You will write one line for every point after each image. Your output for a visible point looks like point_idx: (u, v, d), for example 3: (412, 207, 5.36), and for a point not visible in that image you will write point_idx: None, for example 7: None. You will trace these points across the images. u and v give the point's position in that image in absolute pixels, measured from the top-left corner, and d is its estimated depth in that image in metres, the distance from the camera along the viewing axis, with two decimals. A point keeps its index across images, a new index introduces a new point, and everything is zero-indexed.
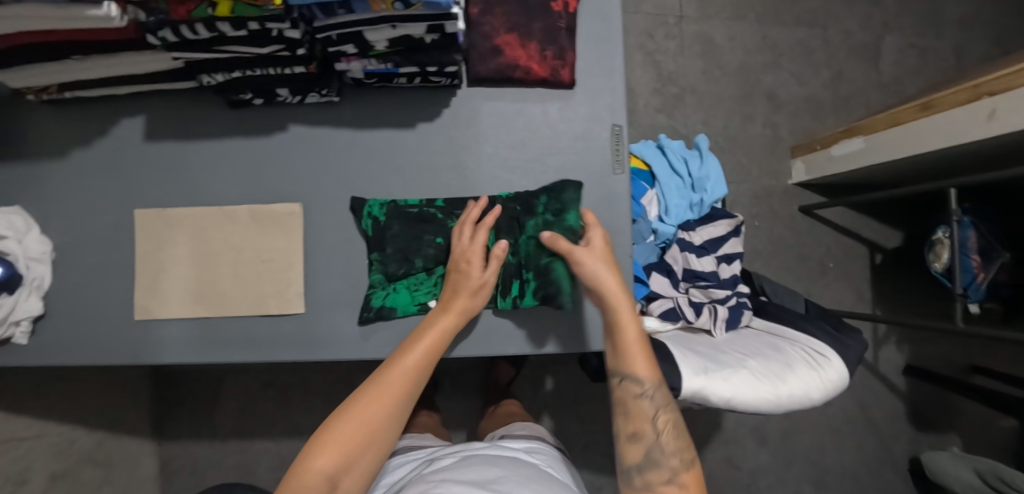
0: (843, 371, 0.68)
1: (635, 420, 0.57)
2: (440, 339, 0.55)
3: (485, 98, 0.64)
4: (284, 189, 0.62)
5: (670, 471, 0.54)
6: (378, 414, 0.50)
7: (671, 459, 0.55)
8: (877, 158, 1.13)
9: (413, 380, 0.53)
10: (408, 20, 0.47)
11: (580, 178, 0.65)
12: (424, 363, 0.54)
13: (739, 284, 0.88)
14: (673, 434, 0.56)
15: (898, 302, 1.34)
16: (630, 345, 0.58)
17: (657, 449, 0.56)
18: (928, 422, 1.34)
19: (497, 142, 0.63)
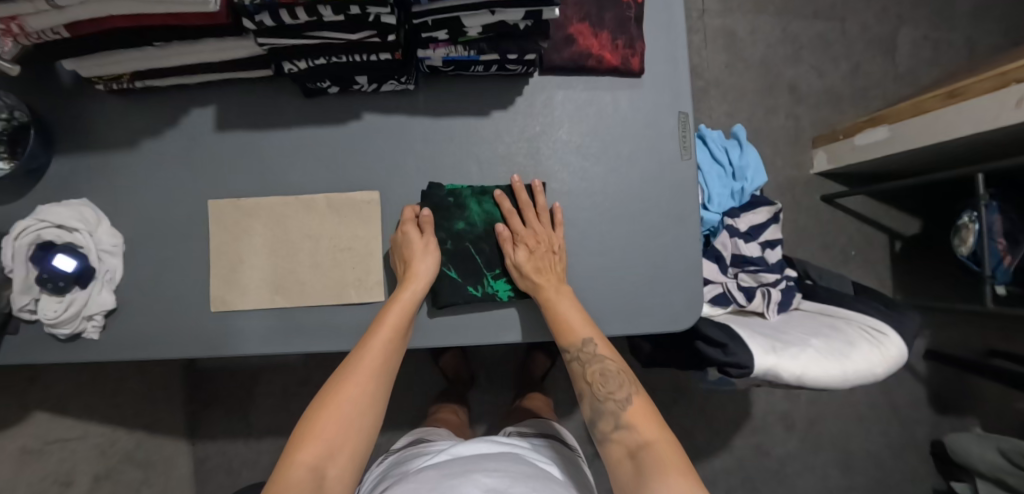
0: (902, 347, 0.70)
1: (576, 381, 0.61)
2: (401, 313, 0.57)
3: (558, 86, 0.65)
4: (360, 177, 0.62)
5: (614, 417, 0.57)
6: (355, 398, 0.53)
7: (609, 402, 0.58)
8: (902, 146, 1.15)
9: (382, 358, 0.55)
10: (509, 6, 0.48)
11: (650, 163, 0.66)
12: (392, 339, 0.56)
13: (785, 268, 0.90)
14: (604, 381, 0.58)
15: (918, 287, 1.38)
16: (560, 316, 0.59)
17: (598, 399, 0.59)
18: (947, 404, 1.39)
19: (570, 130, 0.65)
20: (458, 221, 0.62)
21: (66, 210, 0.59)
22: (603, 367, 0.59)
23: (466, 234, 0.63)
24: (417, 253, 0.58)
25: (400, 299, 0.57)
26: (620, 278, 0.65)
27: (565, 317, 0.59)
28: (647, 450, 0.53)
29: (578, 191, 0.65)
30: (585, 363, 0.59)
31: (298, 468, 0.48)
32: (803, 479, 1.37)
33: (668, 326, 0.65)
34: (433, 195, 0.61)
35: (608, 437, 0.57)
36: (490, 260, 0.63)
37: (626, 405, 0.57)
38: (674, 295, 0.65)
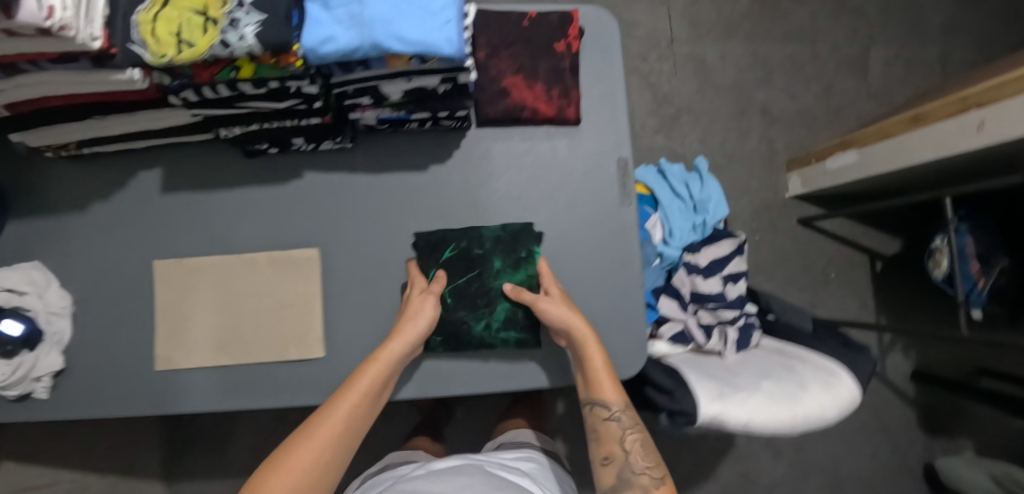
0: (854, 386, 0.69)
1: (608, 442, 0.62)
2: (381, 373, 0.56)
3: (495, 138, 0.66)
4: (302, 234, 0.64)
5: (642, 489, 0.58)
6: (322, 452, 0.54)
7: (643, 477, 0.59)
8: (871, 169, 1.16)
9: (354, 420, 0.56)
10: (424, 74, 0.49)
11: (590, 211, 0.66)
12: (364, 401, 0.56)
13: (746, 303, 0.89)
14: (643, 453, 0.61)
15: (900, 308, 1.36)
16: (600, 374, 0.60)
17: (630, 469, 0.60)
18: (939, 426, 1.35)
19: (508, 180, 0.66)
20: (499, 261, 0.63)
21: (15, 275, 0.61)
22: (640, 437, 0.62)
23: (485, 271, 0.63)
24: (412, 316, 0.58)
25: (379, 359, 0.57)
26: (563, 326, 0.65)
27: (600, 377, 0.60)
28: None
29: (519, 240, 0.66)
30: (624, 429, 0.62)
31: None
32: None
33: (613, 374, 0.65)
34: (506, 229, 0.64)
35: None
36: (461, 301, 0.63)
37: (656, 485, 0.58)
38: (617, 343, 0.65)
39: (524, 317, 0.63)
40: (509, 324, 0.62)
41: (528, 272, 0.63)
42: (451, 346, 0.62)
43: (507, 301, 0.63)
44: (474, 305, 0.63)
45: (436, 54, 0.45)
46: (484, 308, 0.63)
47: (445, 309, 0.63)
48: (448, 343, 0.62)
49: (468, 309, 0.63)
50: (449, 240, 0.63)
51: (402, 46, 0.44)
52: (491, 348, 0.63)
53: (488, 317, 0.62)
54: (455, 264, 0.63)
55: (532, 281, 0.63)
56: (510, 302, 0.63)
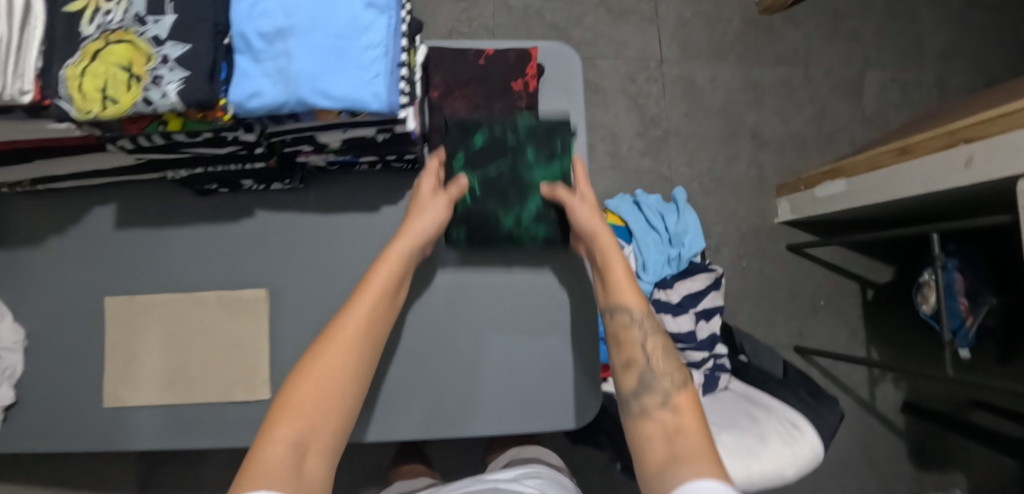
0: (819, 443, 0.66)
1: (629, 348, 0.57)
2: (390, 276, 0.56)
3: None
4: (252, 274, 0.63)
5: (664, 395, 0.54)
6: (342, 363, 0.51)
7: (666, 382, 0.55)
8: (859, 200, 1.13)
9: (372, 326, 0.54)
10: (358, 125, 0.48)
11: (547, 254, 0.68)
12: (380, 305, 0.55)
13: (718, 343, 0.86)
14: (663, 355, 0.57)
15: (890, 339, 1.33)
16: (619, 279, 0.59)
17: (651, 372, 0.56)
18: (929, 459, 1.33)
19: None
20: (532, 151, 0.63)
21: None
22: (655, 341, 0.58)
23: (518, 163, 0.63)
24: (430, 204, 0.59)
25: (390, 255, 0.56)
26: (515, 373, 0.66)
27: (619, 280, 0.59)
28: (685, 435, 0.50)
29: (475, 285, 0.66)
30: (643, 331, 0.58)
31: (275, 445, 0.45)
32: None
33: (563, 423, 0.66)
34: (541, 123, 0.63)
35: (650, 413, 0.53)
36: (491, 191, 0.63)
37: (677, 390, 0.54)
38: (567, 391, 0.66)
39: (553, 216, 0.64)
40: (540, 221, 0.64)
41: (563, 167, 0.63)
42: (477, 238, 0.64)
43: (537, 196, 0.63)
44: (506, 199, 0.63)
45: (363, 110, 0.44)
46: (517, 205, 0.63)
47: (473, 202, 0.63)
48: (473, 236, 0.64)
49: (498, 201, 0.63)
50: (482, 125, 0.61)
51: (329, 102, 0.43)
52: (519, 242, 0.64)
53: (520, 211, 0.63)
54: (486, 153, 0.62)
55: (566, 175, 0.63)
56: (542, 200, 0.64)
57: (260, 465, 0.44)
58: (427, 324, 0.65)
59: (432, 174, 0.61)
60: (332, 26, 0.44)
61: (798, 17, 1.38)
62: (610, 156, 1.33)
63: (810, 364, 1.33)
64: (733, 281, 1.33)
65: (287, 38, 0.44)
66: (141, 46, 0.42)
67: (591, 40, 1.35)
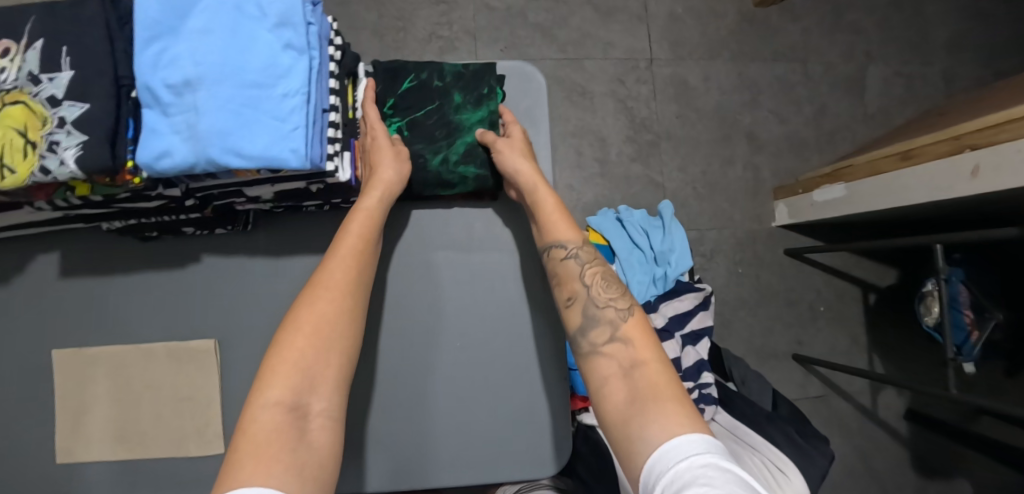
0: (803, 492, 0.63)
1: (568, 281, 0.54)
2: (369, 222, 0.52)
3: (409, 219, 0.64)
4: (201, 323, 0.60)
5: (611, 328, 0.50)
6: (331, 314, 0.49)
7: (610, 310, 0.51)
8: (859, 207, 1.06)
9: (355, 273, 0.51)
10: (284, 180, 0.44)
11: (512, 290, 0.64)
12: (365, 249, 0.52)
13: (704, 371, 0.81)
14: (604, 284, 0.53)
15: (893, 346, 1.28)
16: (550, 210, 0.54)
17: (594, 304, 0.52)
18: (933, 468, 1.28)
19: (424, 262, 0.64)
20: (460, 95, 0.56)
21: None
22: (602, 271, 0.54)
23: (443, 104, 0.56)
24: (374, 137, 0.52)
25: (362, 207, 0.51)
26: (483, 420, 0.62)
27: (551, 215, 0.54)
28: (644, 368, 0.46)
29: (438, 328, 0.63)
30: (585, 264, 0.54)
31: (274, 409, 0.44)
32: None
33: (537, 471, 0.62)
34: (468, 68, 0.57)
35: (599, 350, 0.49)
36: (418, 135, 0.55)
37: (626, 316, 0.51)
38: (541, 438, 0.63)
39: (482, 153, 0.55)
40: (467, 159, 0.55)
41: (490, 109, 0.56)
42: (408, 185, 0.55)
43: (467, 136, 0.55)
44: (431, 138, 0.55)
45: (281, 168, 0.40)
46: (443, 142, 0.55)
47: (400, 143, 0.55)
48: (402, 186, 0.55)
49: (423, 142, 0.55)
50: (410, 70, 0.56)
51: (243, 161, 0.39)
52: (448, 187, 0.55)
53: (446, 151, 0.55)
54: (414, 95, 0.56)
55: (493, 118, 0.56)
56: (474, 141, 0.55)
57: (259, 434, 0.42)
58: (390, 372, 0.62)
59: (366, 104, 0.54)
60: (246, 74, 0.40)
61: (797, 10, 1.31)
62: (599, 162, 1.26)
63: (810, 373, 1.29)
64: (729, 290, 1.27)
65: (195, 90, 0.40)
66: (35, 108, 0.39)
67: (578, 41, 1.29)
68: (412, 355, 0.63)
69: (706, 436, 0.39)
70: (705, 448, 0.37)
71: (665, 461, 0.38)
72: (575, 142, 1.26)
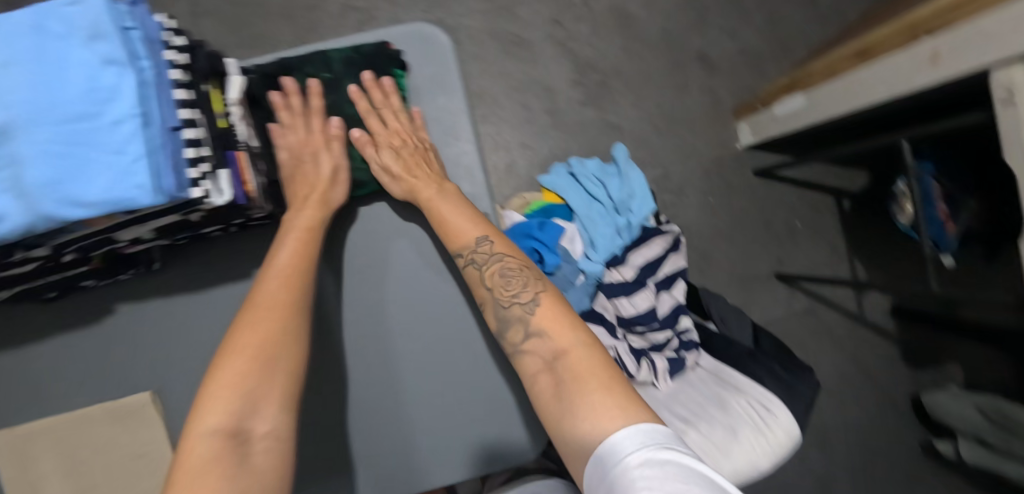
0: (793, 429, 0.61)
1: (475, 289, 0.53)
2: (304, 242, 0.50)
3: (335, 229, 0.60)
4: (132, 377, 0.55)
5: (523, 325, 0.48)
6: (272, 329, 0.45)
7: (516, 307, 0.49)
8: (819, 114, 1.00)
9: (296, 290, 0.48)
10: (151, 217, 0.38)
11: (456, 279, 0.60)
12: (304, 264, 0.49)
13: (681, 316, 0.78)
14: (504, 282, 0.50)
15: (876, 247, 1.26)
16: (445, 222, 0.53)
17: (501, 305, 0.50)
18: (923, 358, 1.31)
19: (360, 266, 0.60)
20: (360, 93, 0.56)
21: None
22: (502, 265, 0.51)
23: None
24: (311, 149, 0.53)
25: (299, 226, 0.51)
26: (448, 419, 0.60)
27: (445, 219, 0.53)
28: (562, 357, 0.44)
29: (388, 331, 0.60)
30: (483, 265, 0.52)
31: (204, 435, 0.39)
32: None
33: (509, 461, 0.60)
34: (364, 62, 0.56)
35: (520, 350, 0.48)
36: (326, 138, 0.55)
37: (533, 308, 0.48)
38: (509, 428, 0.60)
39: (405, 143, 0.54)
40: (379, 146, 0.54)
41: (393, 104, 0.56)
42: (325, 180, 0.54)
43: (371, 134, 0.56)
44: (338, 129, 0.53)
45: (134, 208, 0.34)
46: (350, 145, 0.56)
47: None
48: None
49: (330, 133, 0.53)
50: (303, 74, 0.55)
51: (87, 210, 0.34)
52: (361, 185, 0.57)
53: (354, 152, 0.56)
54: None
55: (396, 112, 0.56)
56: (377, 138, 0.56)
57: (195, 466, 0.38)
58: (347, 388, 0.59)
59: (312, 114, 0.54)
60: (66, 105, 0.34)
61: None
62: (549, 113, 1.19)
63: (795, 290, 1.28)
64: (703, 222, 1.24)
65: (10, 136, 0.33)
66: None
67: None
68: (366, 362, 0.60)
69: (642, 427, 0.37)
70: (643, 445, 0.35)
71: (604, 468, 0.36)
72: (521, 97, 1.18)
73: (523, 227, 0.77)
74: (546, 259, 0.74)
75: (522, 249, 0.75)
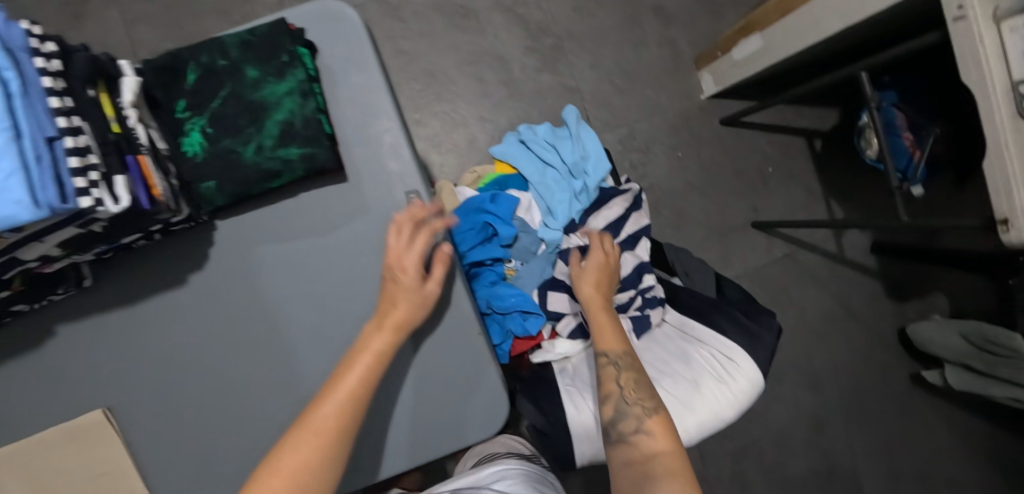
0: (756, 376, 0.62)
1: (602, 383, 0.56)
2: (368, 368, 0.46)
3: (242, 224, 0.52)
4: (81, 395, 0.54)
5: (636, 420, 0.52)
6: (316, 455, 0.42)
7: (636, 407, 0.53)
8: (778, 54, 0.97)
9: (352, 413, 0.45)
10: (45, 232, 0.37)
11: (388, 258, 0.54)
12: (366, 386, 0.46)
13: (645, 273, 0.74)
14: (636, 387, 0.54)
15: (851, 185, 1.25)
16: (605, 325, 0.60)
17: (625, 402, 0.54)
18: (906, 290, 1.31)
19: (275, 258, 0.53)
20: (255, 69, 0.46)
21: None
22: (637, 375, 0.55)
23: (237, 86, 0.46)
24: (400, 273, 0.49)
25: (373, 347, 0.47)
26: (426, 392, 0.55)
27: (606, 326, 0.59)
28: (660, 457, 0.47)
29: (342, 310, 0.54)
30: (621, 369, 0.56)
31: None
32: (774, 411, 1.29)
33: (492, 427, 0.56)
34: (253, 33, 0.47)
35: (623, 439, 0.51)
36: (225, 129, 0.46)
37: (650, 413, 0.52)
38: (489, 395, 0.55)
39: (318, 131, 0.47)
40: (287, 140, 0.46)
41: (296, 78, 0.47)
42: (230, 188, 0.47)
43: (278, 115, 0.46)
44: (236, 128, 0.46)
45: (15, 226, 0.33)
46: (250, 129, 0.46)
47: (208, 147, 0.47)
48: (228, 188, 0.47)
49: (231, 134, 0.46)
50: (187, 59, 0.47)
51: None
52: (274, 178, 0.47)
53: (255, 138, 0.46)
54: (205, 84, 0.46)
55: (304, 87, 0.47)
56: (284, 119, 0.46)
57: None
58: None
59: (420, 227, 0.51)
60: None
61: None
62: (504, 84, 1.16)
63: (773, 236, 1.27)
64: (674, 178, 1.22)
65: None
66: None
67: None
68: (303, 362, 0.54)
69: None
70: None
71: None
72: (473, 69, 1.15)
73: (474, 201, 0.73)
74: (500, 230, 0.73)
75: (473, 222, 0.72)
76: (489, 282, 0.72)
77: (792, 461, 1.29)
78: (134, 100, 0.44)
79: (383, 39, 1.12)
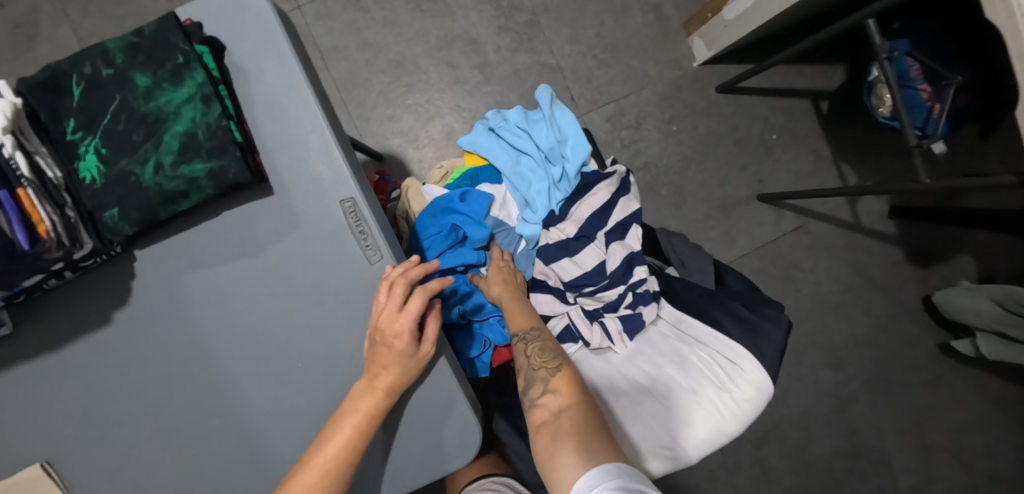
0: (762, 381, 0.55)
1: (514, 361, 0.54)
2: (354, 434, 0.44)
3: (165, 253, 0.47)
4: (13, 450, 0.48)
5: (543, 384, 0.49)
6: None
7: (542, 370, 0.50)
8: (770, 11, 0.87)
9: (332, 484, 0.43)
10: None
11: (331, 277, 0.48)
12: (350, 454, 0.43)
13: (636, 266, 0.66)
14: (541, 352, 0.51)
15: (864, 146, 1.15)
16: (511, 309, 0.58)
17: (532, 369, 0.51)
18: (931, 255, 1.22)
19: (205, 285, 0.48)
20: (145, 76, 0.41)
21: None
22: (545, 342, 0.53)
23: (127, 97, 0.40)
24: (394, 339, 0.44)
25: (358, 411, 0.44)
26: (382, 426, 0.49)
27: (510, 308, 0.58)
28: (568, 415, 0.44)
29: (285, 340, 0.49)
30: (529, 341, 0.53)
31: None
32: (794, 393, 1.22)
33: (457, 462, 0.49)
34: (143, 34, 0.41)
35: (533, 403, 0.47)
36: (123, 148, 0.40)
37: (557, 372, 0.49)
38: (451, 426, 0.49)
39: (225, 140, 0.41)
40: (189, 154, 0.41)
41: (194, 82, 0.41)
42: (135, 215, 0.41)
43: (177, 126, 0.41)
44: (130, 146, 0.40)
45: None
46: (149, 145, 0.40)
47: (104, 169, 0.40)
48: (132, 214, 0.41)
49: (127, 153, 0.40)
50: (68, 71, 0.40)
51: None
52: (182, 198, 0.41)
53: (155, 154, 0.40)
54: (92, 100, 0.40)
55: (205, 91, 0.41)
56: (184, 131, 0.41)
57: None
58: None
59: (415, 293, 0.46)
60: None
61: None
62: (479, 68, 1.08)
63: (781, 209, 1.19)
64: (670, 153, 1.14)
65: None
66: None
67: None
68: (252, 398, 0.49)
69: (599, 466, 0.36)
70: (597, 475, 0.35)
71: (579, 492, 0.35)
72: (445, 56, 1.07)
73: (442, 200, 0.67)
74: (470, 231, 0.66)
75: (442, 224, 0.66)
76: (466, 290, 0.63)
77: (816, 444, 1.22)
78: (8, 126, 0.37)
79: (346, 31, 1.05)
